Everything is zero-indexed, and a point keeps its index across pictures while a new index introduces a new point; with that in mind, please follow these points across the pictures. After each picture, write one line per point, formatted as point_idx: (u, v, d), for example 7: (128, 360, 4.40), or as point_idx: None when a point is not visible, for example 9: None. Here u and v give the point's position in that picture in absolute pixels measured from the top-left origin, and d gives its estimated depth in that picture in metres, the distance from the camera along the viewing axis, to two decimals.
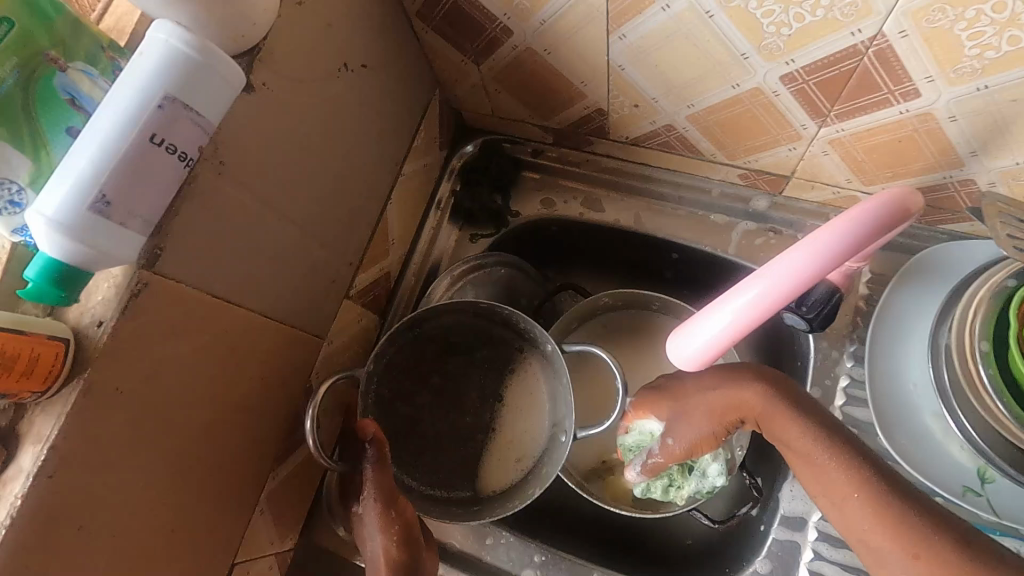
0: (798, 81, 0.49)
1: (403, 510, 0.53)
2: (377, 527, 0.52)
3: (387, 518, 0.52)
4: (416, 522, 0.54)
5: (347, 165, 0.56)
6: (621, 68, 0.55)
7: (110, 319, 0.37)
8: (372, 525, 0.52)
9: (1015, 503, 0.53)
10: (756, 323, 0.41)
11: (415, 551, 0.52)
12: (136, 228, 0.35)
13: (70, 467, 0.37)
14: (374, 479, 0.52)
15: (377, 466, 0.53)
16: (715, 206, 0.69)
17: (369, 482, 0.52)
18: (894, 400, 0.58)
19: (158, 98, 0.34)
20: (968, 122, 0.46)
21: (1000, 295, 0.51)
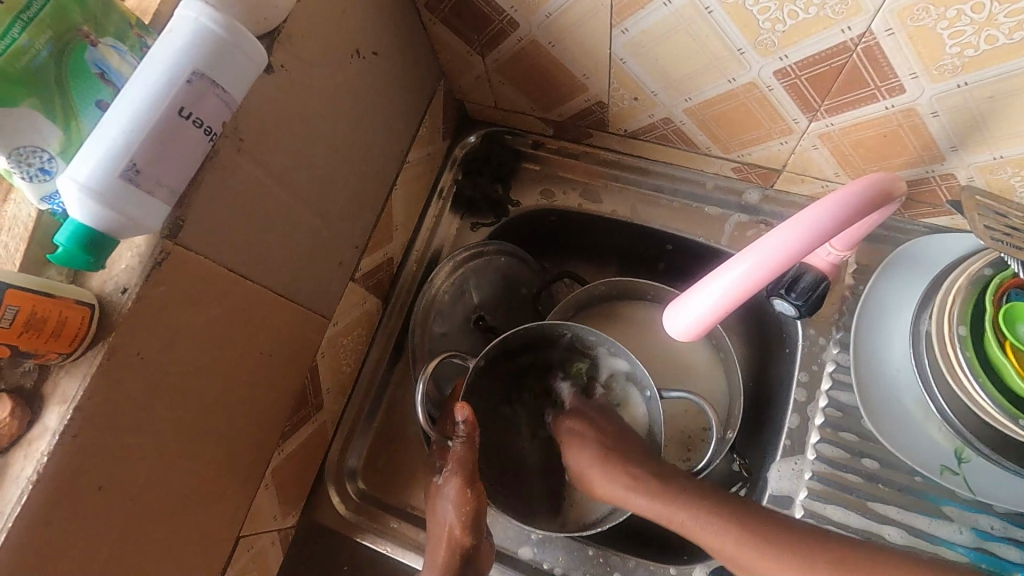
0: (790, 76, 0.51)
1: (477, 492, 0.56)
2: (453, 501, 0.56)
3: (463, 497, 0.56)
4: (486, 512, 0.57)
5: (356, 150, 0.58)
6: (623, 61, 0.57)
7: (134, 286, 0.38)
8: (451, 501, 0.56)
9: (990, 483, 0.56)
10: (744, 296, 0.43)
11: (478, 539, 0.56)
12: (162, 198, 0.37)
13: (93, 428, 0.38)
14: (460, 454, 0.57)
15: (466, 443, 0.57)
16: (708, 198, 0.72)
17: (455, 454, 0.57)
18: (878, 384, 0.60)
19: (187, 73, 0.36)
20: (949, 118, 0.49)
21: (978, 282, 0.54)
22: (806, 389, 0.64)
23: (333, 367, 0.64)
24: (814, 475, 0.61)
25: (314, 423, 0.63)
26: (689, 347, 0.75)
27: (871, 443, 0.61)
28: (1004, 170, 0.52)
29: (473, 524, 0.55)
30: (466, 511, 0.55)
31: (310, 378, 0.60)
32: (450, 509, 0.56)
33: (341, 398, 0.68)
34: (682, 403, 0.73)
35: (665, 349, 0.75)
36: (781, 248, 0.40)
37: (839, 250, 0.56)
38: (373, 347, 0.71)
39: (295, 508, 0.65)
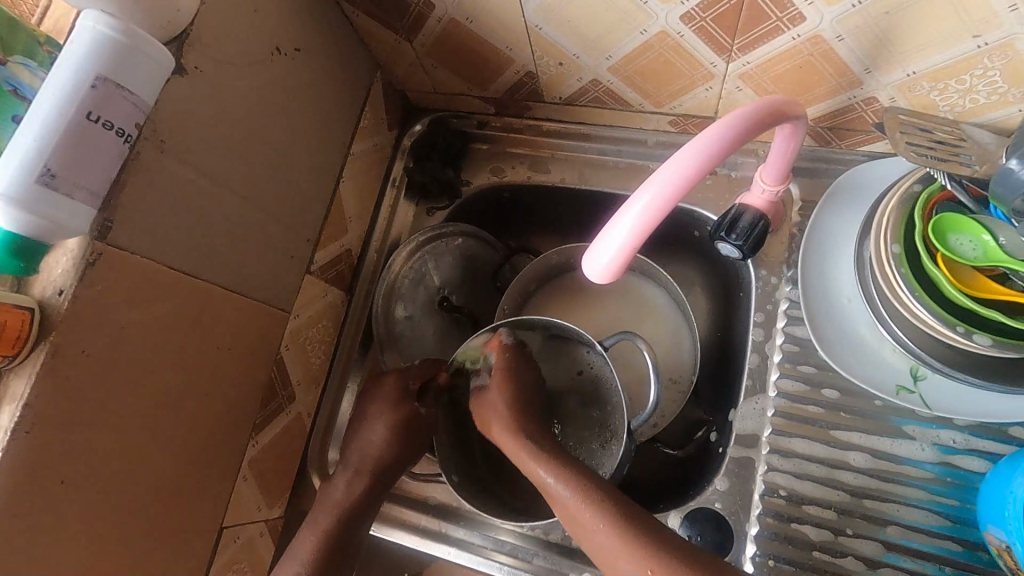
0: (696, 20, 0.52)
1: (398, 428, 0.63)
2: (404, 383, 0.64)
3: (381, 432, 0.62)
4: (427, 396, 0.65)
5: (292, 145, 0.60)
6: (538, 28, 0.59)
7: (70, 287, 0.41)
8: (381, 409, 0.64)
9: (946, 397, 0.56)
10: (666, 210, 0.42)
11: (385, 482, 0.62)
12: (82, 199, 0.39)
13: (45, 423, 0.40)
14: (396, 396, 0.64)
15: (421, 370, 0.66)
16: (651, 155, 0.72)
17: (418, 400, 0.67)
18: (830, 314, 0.61)
19: (91, 79, 0.38)
20: (855, 40, 0.50)
21: (909, 199, 0.54)
22: (762, 328, 0.64)
23: (302, 359, 0.67)
24: (776, 411, 0.61)
25: (288, 415, 0.65)
26: (652, 304, 0.75)
27: (830, 373, 0.61)
28: (921, 87, 0.53)
29: (402, 441, 0.63)
30: (395, 425, 0.63)
31: (276, 370, 0.62)
32: (378, 431, 0.63)
33: (314, 389, 0.70)
34: (651, 359, 0.73)
35: (627, 308, 0.76)
36: (694, 163, 0.41)
37: (772, 185, 0.58)
38: (342, 338, 0.73)
39: (281, 499, 0.67)
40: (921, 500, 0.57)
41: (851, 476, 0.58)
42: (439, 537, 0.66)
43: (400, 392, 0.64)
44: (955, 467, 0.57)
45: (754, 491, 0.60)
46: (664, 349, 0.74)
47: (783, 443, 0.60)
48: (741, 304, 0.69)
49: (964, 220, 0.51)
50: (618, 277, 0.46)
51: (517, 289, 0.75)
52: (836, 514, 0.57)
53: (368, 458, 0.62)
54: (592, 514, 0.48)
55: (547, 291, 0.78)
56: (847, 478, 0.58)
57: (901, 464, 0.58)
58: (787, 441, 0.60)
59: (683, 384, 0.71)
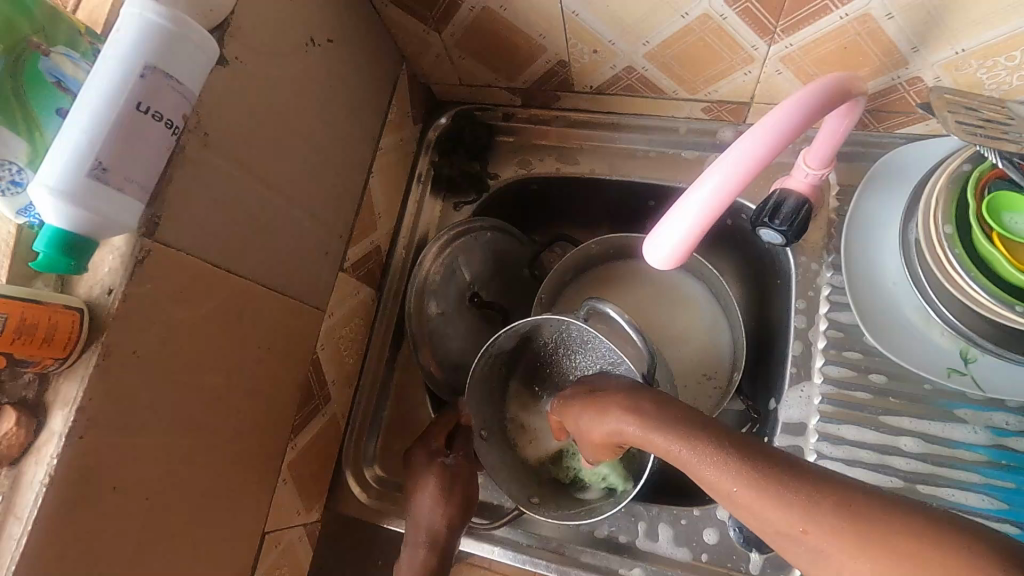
0: (741, 1, 0.51)
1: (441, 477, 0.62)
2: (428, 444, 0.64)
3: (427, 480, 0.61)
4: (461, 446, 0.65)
5: (325, 139, 0.58)
6: (575, 14, 0.58)
7: (119, 286, 0.39)
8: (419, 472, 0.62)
9: (999, 377, 0.56)
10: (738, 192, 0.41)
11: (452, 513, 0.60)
12: (133, 194, 0.38)
13: (99, 427, 0.39)
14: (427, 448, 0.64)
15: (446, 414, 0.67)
16: (683, 143, 0.71)
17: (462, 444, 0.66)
18: (875, 299, 0.60)
19: (139, 68, 0.37)
20: (904, 18, 0.49)
21: (958, 178, 0.53)
22: (804, 316, 0.64)
23: (336, 359, 0.65)
24: (823, 399, 0.60)
25: (324, 417, 0.64)
26: (687, 299, 0.75)
27: (876, 358, 0.60)
28: (968, 64, 0.52)
29: (455, 499, 0.60)
30: (441, 484, 0.61)
31: (313, 371, 0.61)
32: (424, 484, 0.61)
33: (348, 389, 0.68)
34: (686, 356, 0.73)
35: (662, 301, 0.75)
36: (766, 143, 0.40)
37: (815, 169, 0.57)
38: (373, 337, 0.71)
39: (318, 503, 0.65)
40: (975, 484, 0.56)
41: (903, 461, 0.58)
42: (481, 535, 0.65)
43: (427, 454, 0.63)
44: (1008, 450, 0.56)
45: None
46: (700, 342, 0.73)
47: (831, 431, 0.60)
48: (780, 291, 0.68)
49: (1018, 199, 0.51)
50: (680, 262, 0.45)
51: (551, 283, 0.73)
52: None
53: (428, 527, 0.59)
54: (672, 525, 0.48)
55: (579, 285, 0.76)
56: (899, 464, 0.58)
57: (952, 448, 0.57)
58: (835, 428, 0.60)
59: (720, 379, 0.71)
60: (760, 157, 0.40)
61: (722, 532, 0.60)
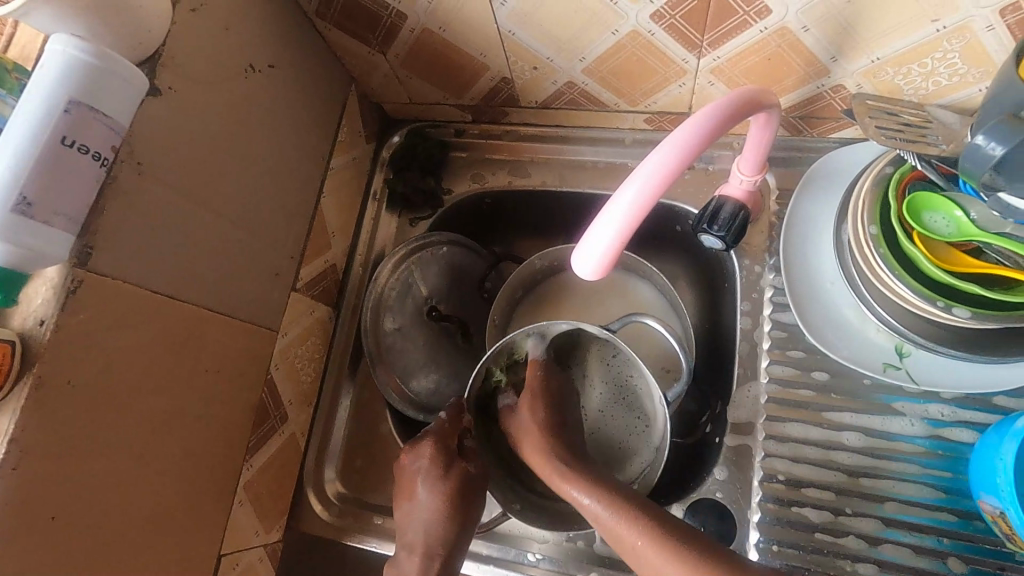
0: (666, 18, 0.53)
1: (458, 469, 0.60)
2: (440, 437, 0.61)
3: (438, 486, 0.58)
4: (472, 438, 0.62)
5: (271, 162, 0.59)
6: (511, 33, 0.59)
7: (51, 316, 0.39)
8: (422, 475, 0.59)
9: (932, 370, 0.58)
10: (650, 205, 0.42)
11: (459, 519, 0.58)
12: (61, 226, 0.39)
13: (33, 458, 0.39)
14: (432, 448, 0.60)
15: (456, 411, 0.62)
16: (629, 153, 0.73)
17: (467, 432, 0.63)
18: (814, 298, 0.62)
19: (63, 103, 0.38)
20: (820, 30, 0.51)
21: (882, 180, 0.55)
22: (749, 317, 0.65)
23: (292, 378, 0.66)
24: (769, 398, 0.62)
25: (280, 437, 0.64)
26: (640, 301, 0.76)
27: (818, 356, 0.62)
28: (885, 72, 0.54)
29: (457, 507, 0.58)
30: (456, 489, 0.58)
31: (267, 391, 0.61)
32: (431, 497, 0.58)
33: (306, 408, 0.69)
34: (642, 356, 0.75)
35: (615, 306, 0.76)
36: (673, 156, 0.42)
37: (749, 175, 0.59)
38: (332, 354, 0.72)
39: (278, 523, 0.66)
40: (915, 474, 0.58)
41: (846, 456, 0.59)
42: None
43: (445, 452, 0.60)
44: (946, 440, 0.58)
45: (753, 477, 0.61)
46: (656, 342, 0.75)
47: (777, 429, 0.61)
48: (727, 294, 0.70)
49: (934, 198, 0.53)
50: (607, 273, 0.46)
51: (504, 299, 0.74)
52: (834, 494, 0.58)
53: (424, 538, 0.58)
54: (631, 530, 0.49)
55: (534, 294, 0.78)
56: (842, 458, 0.59)
57: (893, 441, 0.59)
58: (781, 426, 0.61)
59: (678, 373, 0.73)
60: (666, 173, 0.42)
61: None
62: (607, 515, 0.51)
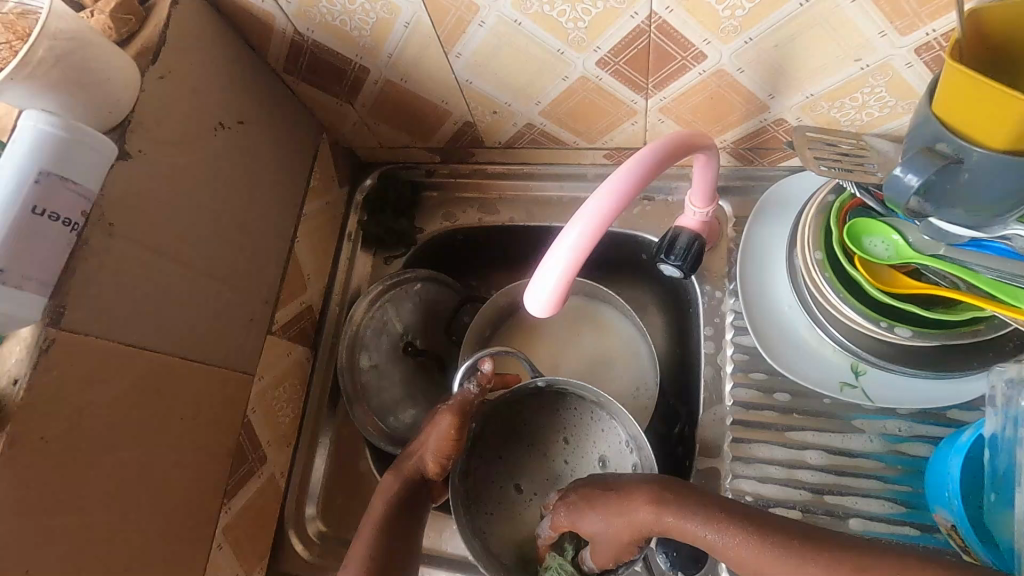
0: (611, 64, 0.57)
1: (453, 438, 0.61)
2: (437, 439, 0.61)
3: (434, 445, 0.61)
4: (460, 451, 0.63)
5: (243, 212, 0.62)
6: (469, 82, 0.62)
7: (25, 375, 0.41)
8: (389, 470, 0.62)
9: (887, 388, 0.60)
10: (591, 247, 0.44)
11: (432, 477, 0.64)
12: (31, 289, 0.41)
13: (7, 514, 0.40)
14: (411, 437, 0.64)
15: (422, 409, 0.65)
16: (592, 187, 0.76)
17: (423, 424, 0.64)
18: (772, 321, 0.64)
19: (34, 174, 0.41)
20: (753, 72, 0.55)
21: (824, 208, 0.58)
22: (713, 341, 0.67)
23: (270, 420, 0.67)
24: (734, 420, 0.64)
25: (260, 477, 0.66)
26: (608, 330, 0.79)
27: (779, 377, 0.64)
28: (821, 106, 0.57)
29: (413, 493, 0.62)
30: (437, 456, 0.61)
31: (245, 435, 0.63)
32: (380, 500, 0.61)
33: (286, 449, 0.70)
34: (613, 380, 0.76)
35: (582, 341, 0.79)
36: (609, 201, 0.44)
37: (702, 207, 0.62)
38: (310, 393, 0.74)
39: (260, 565, 0.66)
40: (878, 490, 0.59)
41: (810, 474, 0.61)
42: None
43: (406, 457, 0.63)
44: (905, 454, 0.60)
45: None
46: (627, 367, 0.76)
47: (744, 450, 0.63)
48: (692, 319, 0.72)
49: (874, 224, 0.56)
50: (559, 311, 0.48)
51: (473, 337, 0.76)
52: (801, 513, 0.59)
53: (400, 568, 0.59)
54: (720, 534, 0.49)
55: (504, 328, 0.80)
56: (806, 477, 0.61)
57: (855, 458, 0.61)
58: (747, 447, 0.63)
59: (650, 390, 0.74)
60: (602, 219, 0.44)
61: (651, 558, 0.64)
62: (666, 520, 0.51)
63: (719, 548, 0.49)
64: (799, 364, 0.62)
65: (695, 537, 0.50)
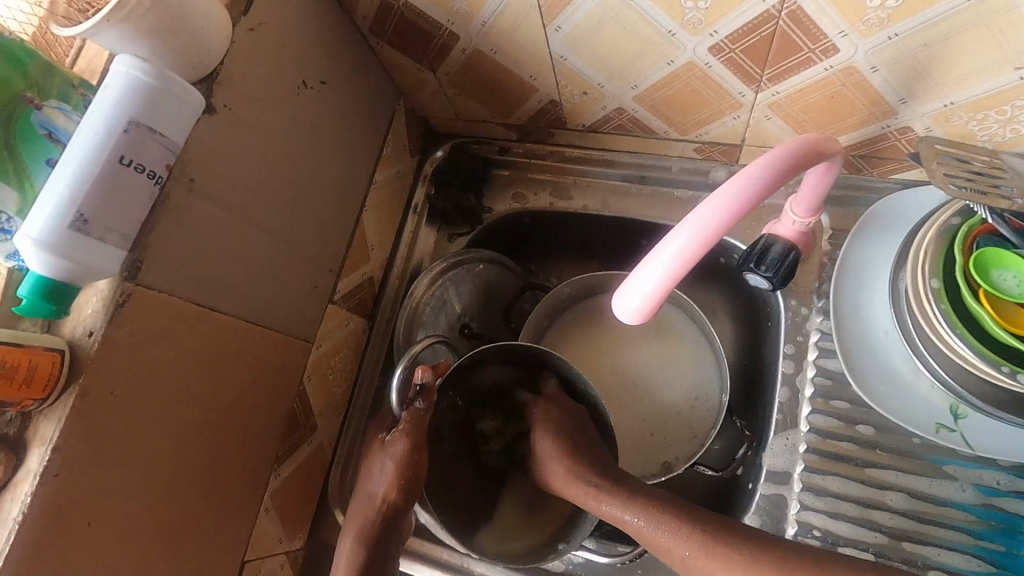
0: (725, 51, 0.52)
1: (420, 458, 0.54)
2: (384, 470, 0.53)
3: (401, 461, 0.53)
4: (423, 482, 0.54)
5: (317, 177, 0.60)
6: (563, 58, 0.58)
7: (99, 328, 0.41)
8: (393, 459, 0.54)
9: (990, 435, 0.55)
10: (699, 256, 0.43)
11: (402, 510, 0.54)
12: (114, 242, 0.40)
13: (73, 466, 0.40)
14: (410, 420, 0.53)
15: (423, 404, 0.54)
16: (676, 182, 0.71)
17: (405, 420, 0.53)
18: (866, 347, 0.59)
19: (123, 123, 0.40)
20: (889, 72, 0.49)
21: (947, 231, 0.52)
22: (792, 361, 0.63)
23: (323, 388, 0.66)
24: (809, 447, 0.60)
25: (309, 445, 0.65)
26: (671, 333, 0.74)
27: (864, 409, 0.59)
28: (959, 116, 0.51)
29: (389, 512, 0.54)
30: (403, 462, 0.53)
31: (298, 403, 0.62)
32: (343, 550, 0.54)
33: (335, 419, 0.69)
34: (672, 385, 0.73)
35: (644, 342, 0.74)
36: (728, 207, 0.41)
37: (802, 217, 0.57)
38: (365, 365, 0.73)
39: (301, 530, 0.66)
40: (963, 544, 0.55)
41: (888, 517, 0.56)
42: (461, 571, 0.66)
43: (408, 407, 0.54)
44: (997, 508, 0.55)
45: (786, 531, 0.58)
46: (688, 374, 0.73)
47: (816, 481, 0.58)
48: (770, 334, 0.67)
49: (1009, 256, 0.49)
50: (650, 318, 0.48)
51: (532, 326, 0.73)
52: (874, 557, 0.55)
53: None
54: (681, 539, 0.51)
55: (564, 320, 0.76)
56: (883, 519, 0.56)
57: (940, 505, 0.56)
58: (820, 479, 0.58)
59: (711, 402, 0.71)
60: (716, 227, 0.41)
61: None
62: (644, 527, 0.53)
63: (674, 548, 0.51)
64: (889, 397, 0.57)
65: (641, 532, 0.53)
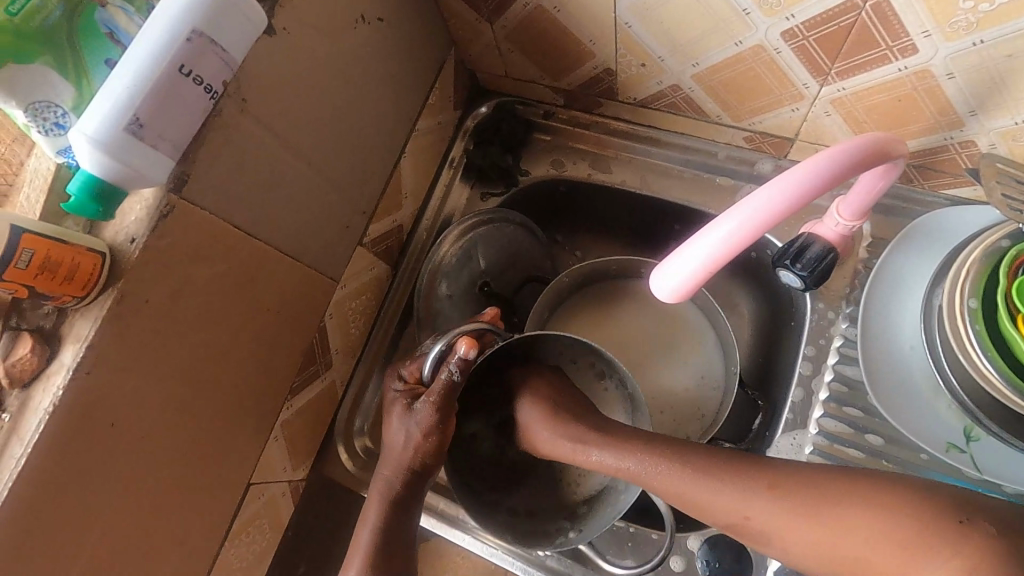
0: (798, 38, 0.50)
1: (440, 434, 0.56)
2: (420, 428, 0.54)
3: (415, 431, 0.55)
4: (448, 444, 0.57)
5: (362, 116, 0.59)
6: (628, 25, 0.56)
7: (142, 235, 0.41)
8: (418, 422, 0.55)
9: (1000, 462, 0.55)
10: (747, 241, 0.42)
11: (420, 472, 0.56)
12: (164, 151, 0.40)
13: (103, 366, 0.41)
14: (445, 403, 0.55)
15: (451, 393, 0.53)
16: (720, 169, 0.70)
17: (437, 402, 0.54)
18: (887, 359, 0.59)
19: (186, 32, 0.39)
20: (965, 80, 0.47)
21: (994, 253, 0.52)
22: (811, 362, 0.63)
23: (341, 328, 0.67)
24: (815, 449, 0.60)
25: (322, 382, 0.66)
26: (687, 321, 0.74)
27: (876, 420, 0.59)
28: None
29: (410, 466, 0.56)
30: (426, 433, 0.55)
31: (317, 339, 0.62)
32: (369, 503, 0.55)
33: (350, 360, 0.70)
34: (681, 372, 0.73)
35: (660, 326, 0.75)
36: (783, 197, 0.41)
37: (848, 220, 0.56)
38: (384, 310, 0.73)
39: (305, 462, 0.68)
40: None
41: None
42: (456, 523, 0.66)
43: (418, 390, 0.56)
44: None
45: None
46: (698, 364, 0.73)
47: None
48: (792, 334, 0.67)
49: None
50: (687, 297, 0.47)
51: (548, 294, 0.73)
52: None
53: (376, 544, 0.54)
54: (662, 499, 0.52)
55: (584, 293, 0.77)
56: None
57: None
58: None
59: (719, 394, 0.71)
60: (770, 215, 0.41)
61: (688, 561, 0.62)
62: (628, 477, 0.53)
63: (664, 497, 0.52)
64: (903, 411, 0.57)
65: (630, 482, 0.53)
